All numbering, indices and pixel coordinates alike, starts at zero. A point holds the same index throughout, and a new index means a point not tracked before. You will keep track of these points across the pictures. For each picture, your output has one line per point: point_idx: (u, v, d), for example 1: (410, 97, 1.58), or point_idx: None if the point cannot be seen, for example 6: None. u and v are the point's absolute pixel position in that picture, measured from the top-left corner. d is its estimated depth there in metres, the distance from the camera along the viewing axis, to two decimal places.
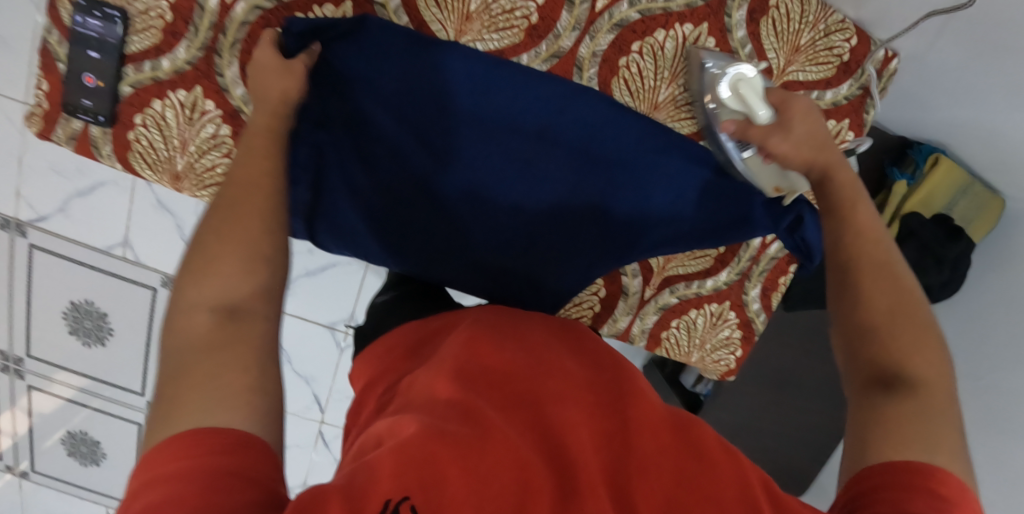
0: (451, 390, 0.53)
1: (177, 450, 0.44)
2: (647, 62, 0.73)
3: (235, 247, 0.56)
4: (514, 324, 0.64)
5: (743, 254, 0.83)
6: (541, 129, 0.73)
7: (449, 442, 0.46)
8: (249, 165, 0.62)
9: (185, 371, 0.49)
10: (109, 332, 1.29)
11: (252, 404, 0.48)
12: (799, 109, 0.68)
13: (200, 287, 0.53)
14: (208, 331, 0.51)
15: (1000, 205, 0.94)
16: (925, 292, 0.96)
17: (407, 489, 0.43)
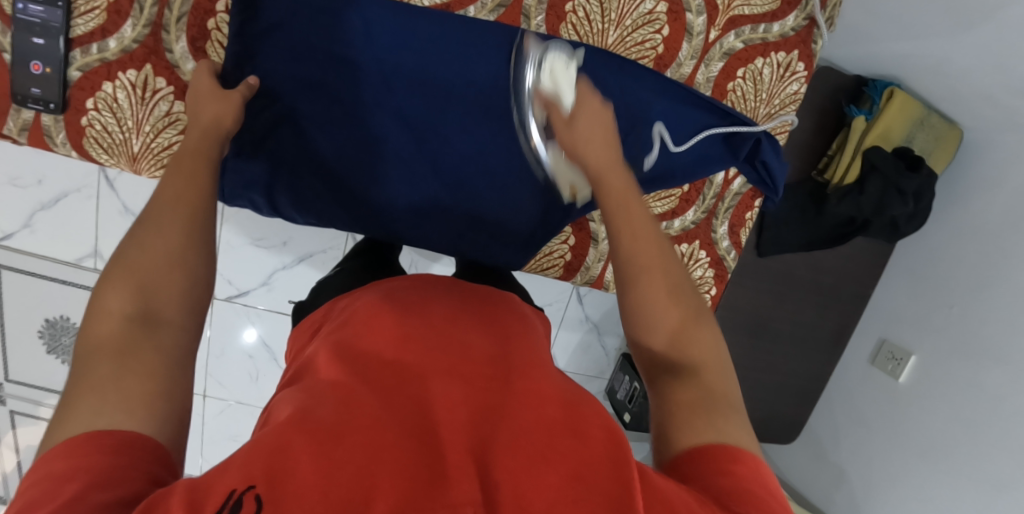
0: (341, 369, 0.50)
1: (71, 451, 0.42)
2: (593, 5, 0.73)
3: (156, 255, 0.51)
4: (428, 292, 0.60)
5: (707, 192, 0.82)
6: (495, 79, 0.75)
7: (308, 430, 0.43)
8: (177, 173, 0.56)
9: (90, 374, 0.45)
10: None
11: (154, 411, 0.45)
12: (589, 109, 0.61)
13: (114, 293, 0.49)
14: (118, 337, 0.47)
15: (957, 136, 0.95)
16: (892, 226, 0.97)
17: (249, 482, 0.39)
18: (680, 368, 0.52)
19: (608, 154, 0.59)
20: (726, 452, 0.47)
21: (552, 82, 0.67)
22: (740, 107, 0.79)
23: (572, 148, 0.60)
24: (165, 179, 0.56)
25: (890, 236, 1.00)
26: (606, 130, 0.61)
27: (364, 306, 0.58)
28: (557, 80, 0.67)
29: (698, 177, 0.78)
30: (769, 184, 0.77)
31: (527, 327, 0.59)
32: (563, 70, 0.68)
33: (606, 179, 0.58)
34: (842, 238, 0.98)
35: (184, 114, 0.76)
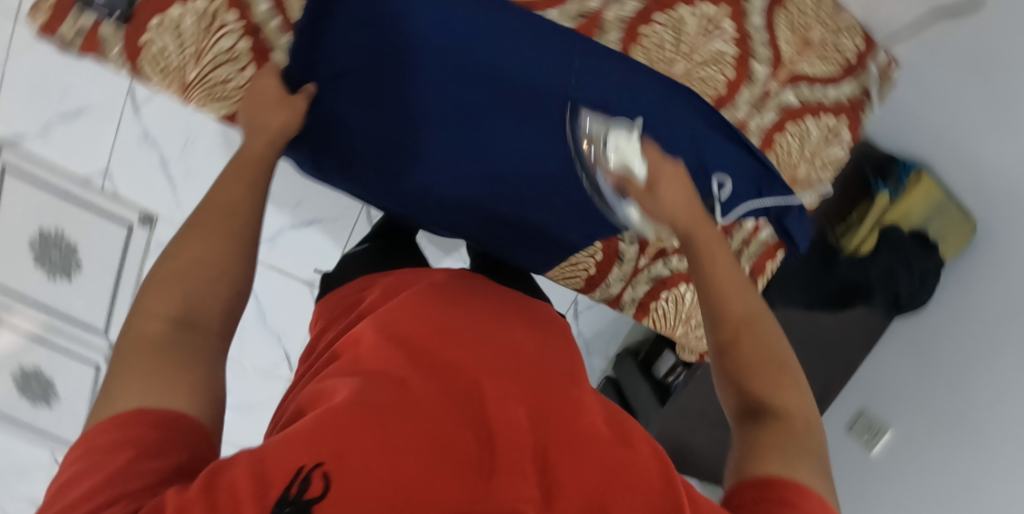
0: (389, 360, 0.56)
1: (118, 424, 0.50)
2: (669, 34, 0.74)
3: (205, 262, 0.61)
4: (459, 301, 0.67)
5: (735, 236, 0.84)
6: (557, 88, 0.75)
7: (371, 412, 0.49)
8: (226, 189, 0.66)
9: (130, 366, 0.53)
10: (77, 268, 1.26)
11: (195, 392, 0.54)
12: (669, 173, 0.70)
13: (158, 295, 0.58)
14: (163, 329, 0.56)
15: (971, 227, 0.95)
16: (895, 300, 1.00)
17: (320, 456, 0.45)
18: (763, 408, 0.55)
19: (691, 213, 0.67)
20: (789, 486, 0.48)
21: (621, 159, 0.73)
22: (782, 161, 0.81)
23: (659, 211, 0.69)
24: (218, 189, 0.66)
25: (891, 309, 1.02)
26: (686, 188, 0.69)
27: (404, 303, 0.65)
28: (624, 156, 0.73)
29: (731, 219, 0.81)
30: (789, 239, 0.83)
31: (554, 342, 0.65)
32: (624, 148, 0.73)
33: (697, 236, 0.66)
34: (845, 303, 1.02)
35: (246, 52, 0.77)
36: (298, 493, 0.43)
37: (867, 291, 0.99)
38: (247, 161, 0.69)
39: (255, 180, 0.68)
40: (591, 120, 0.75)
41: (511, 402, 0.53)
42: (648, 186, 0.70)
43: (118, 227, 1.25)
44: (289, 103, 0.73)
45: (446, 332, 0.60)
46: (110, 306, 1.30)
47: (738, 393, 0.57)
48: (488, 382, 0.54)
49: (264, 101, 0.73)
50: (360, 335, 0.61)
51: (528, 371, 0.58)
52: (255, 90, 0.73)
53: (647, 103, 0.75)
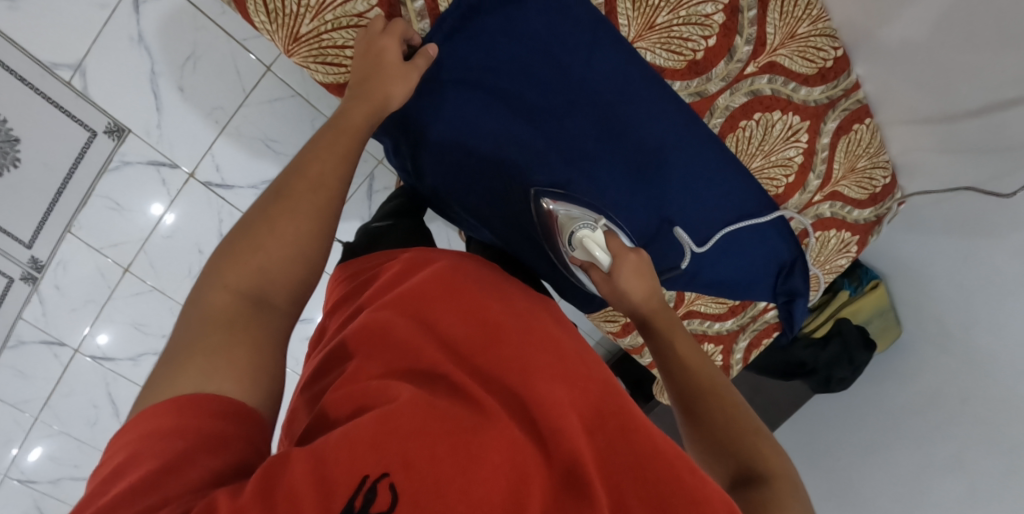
0: (443, 360, 0.57)
1: (177, 410, 0.50)
2: (759, 130, 0.82)
3: (281, 241, 0.60)
4: (502, 287, 0.66)
5: (748, 311, 0.96)
6: (660, 151, 0.80)
7: (433, 417, 0.51)
8: (323, 159, 0.64)
9: (201, 342, 0.54)
10: (13, 164, 1.06)
11: (256, 383, 0.54)
12: (631, 261, 0.73)
13: (233, 267, 0.58)
14: (232, 310, 0.57)
15: (896, 333, 1.14)
16: (825, 382, 1.17)
17: (386, 468, 0.48)
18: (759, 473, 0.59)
19: (650, 299, 0.72)
20: None
21: (585, 250, 0.75)
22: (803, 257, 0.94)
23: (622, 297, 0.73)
24: (309, 161, 0.64)
25: (821, 387, 1.19)
26: (647, 277, 0.73)
27: (450, 283, 0.63)
28: (590, 247, 0.74)
29: (751, 297, 0.93)
30: (790, 322, 0.95)
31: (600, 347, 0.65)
32: (592, 236, 0.75)
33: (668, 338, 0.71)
34: (789, 374, 1.19)
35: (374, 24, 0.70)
36: (362, 504, 0.46)
37: (809, 371, 1.16)
38: (342, 134, 0.66)
39: (348, 157, 0.65)
40: (556, 204, 0.79)
41: (568, 412, 0.54)
42: (609, 274, 0.74)
43: (77, 132, 1.08)
44: (405, 72, 0.68)
45: (499, 331, 0.59)
46: (41, 215, 1.12)
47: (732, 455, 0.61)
48: (544, 388, 0.55)
49: (375, 63, 0.67)
50: (398, 328, 0.60)
51: (584, 377, 0.58)
52: (371, 46, 0.67)
53: (722, 188, 0.84)
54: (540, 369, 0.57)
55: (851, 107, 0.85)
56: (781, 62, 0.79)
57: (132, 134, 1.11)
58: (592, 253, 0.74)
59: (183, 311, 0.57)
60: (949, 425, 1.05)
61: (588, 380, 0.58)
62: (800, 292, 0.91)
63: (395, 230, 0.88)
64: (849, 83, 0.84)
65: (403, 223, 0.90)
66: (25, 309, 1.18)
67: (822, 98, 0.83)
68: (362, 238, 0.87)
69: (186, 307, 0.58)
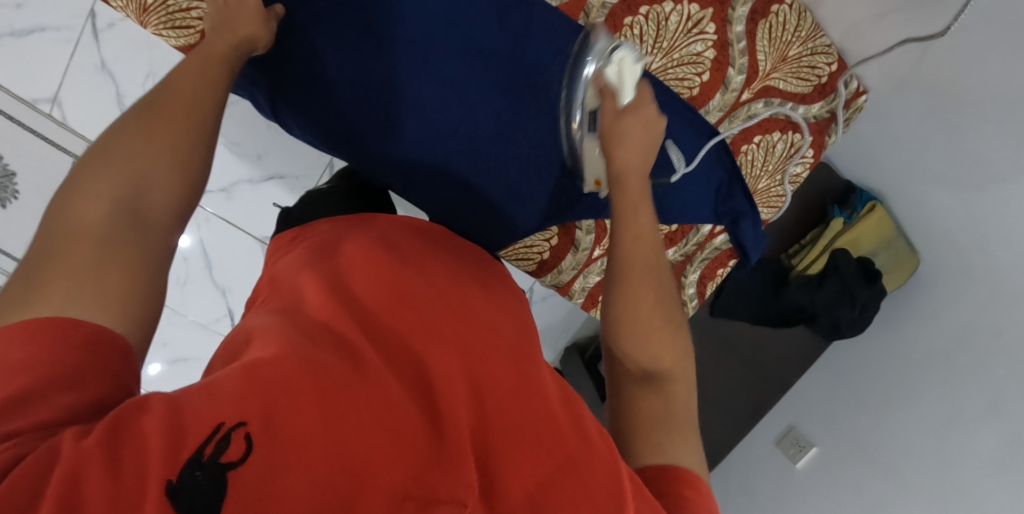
0: (337, 319, 0.51)
1: (28, 335, 0.41)
2: (651, 27, 0.74)
3: (161, 153, 0.52)
4: (419, 256, 0.60)
5: (691, 238, 0.85)
6: (533, 66, 0.73)
7: (310, 370, 0.44)
8: (184, 78, 0.57)
9: (64, 257, 0.45)
10: (12, 197, 1.19)
11: (126, 309, 0.46)
12: (643, 115, 0.64)
13: (105, 177, 0.49)
14: (101, 222, 0.47)
15: (914, 264, 0.99)
16: (834, 328, 1.03)
17: (245, 415, 0.40)
18: (653, 377, 0.59)
19: (636, 158, 0.63)
20: (682, 474, 0.54)
21: (617, 74, 0.65)
22: (746, 169, 0.83)
23: (612, 138, 0.63)
24: (176, 81, 0.57)
25: (829, 334, 1.05)
26: (647, 139, 0.64)
27: (362, 246, 0.59)
28: (625, 73, 0.65)
29: (687, 220, 0.82)
30: (742, 250, 0.83)
31: (518, 322, 0.61)
32: (632, 61, 0.66)
33: (627, 176, 0.63)
34: (788, 322, 1.07)
35: None
36: (213, 453, 0.38)
37: (810, 317, 1.03)
38: (211, 60, 0.60)
39: (221, 81, 0.59)
40: (593, 55, 0.70)
41: (461, 379, 0.50)
42: (619, 112, 0.64)
43: (62, 158, 1.19)
44: (263, 17, 0.65)
45: (408, 293, 0.54)
46: None
47: (634, 351, 0.59)
48: (438, 354, 0.50)
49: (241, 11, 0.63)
50: (300, 286, 0.55)
51: (491, 345, 0.54)
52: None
53: None
54: (443, 333, 0.52)
55: None
56: None
57: None
58: (624, 84, 0.65)
59: (41, 226, 0.47)
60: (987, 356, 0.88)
61: (495, 347, 0.54)
62: (746, 208, 0.80)
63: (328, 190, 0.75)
64: None
65: None
66: None
67: None
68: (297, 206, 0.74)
69: (47, 220, 0.48)
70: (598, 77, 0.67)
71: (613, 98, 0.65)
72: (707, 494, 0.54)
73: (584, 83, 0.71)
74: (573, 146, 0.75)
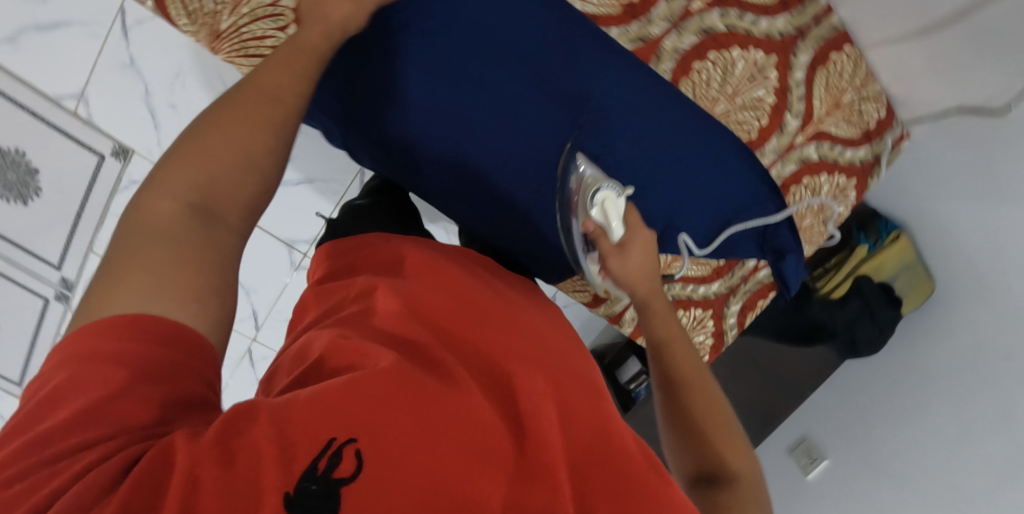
0: (421, 338, 0.57)
1: (120, 333, 0.44)
2: (718, 72, 0.75)
3: (238, 151, 0.52)
4: (484, 287, 0.67)
5: (736, 271, 0.89)
6: (608, 107, 0.76)
7: (408, 385, 0.49)
8: (273, 73, 0.56)
9: (144, 253, 0.47)
10: (36, 194, 1.16)
11: (202, 305, 0.47)
12: (641, 238, 0.77)
13: (183, 175, 0.50)
14: (176, 220, 0.49)
15: (931, 287, 1.03)
16: (852, 345, 1.08)
17: (354, 432, 0.45)
18: (718, 472, 0.65)
19: (646, 278, 0.77)
20: None
21: (603, 213, 0.74)
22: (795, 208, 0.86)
23: (624, 271, 0.76)
24: (259, 75, 0.56)
25: (846, 352, 1.09)
26: (651, 255, 0.78)
27: (436, 278, 0.65)
28: (610, 210, 0.74)
29: (735, 255, 0.87)
30: (784, 282, 0.88)
31: (573, 345, 0.68)
32: (615, 202, 0.74)
33: (653, 300, 0.78)
34: (809, 339, 1.11)
35: (288, 10, 0.68)
36: (326, 467, 0.43)
37: (831, 334, 1.07)
38: (298, 53, 0.58)
39: (307, 76, 0.57)
40: (585, 165, 0.76)
41: (533, 392, 0.55)
42: (622, 245, 0.76)
43: (87, 157, 1.16)
44: None
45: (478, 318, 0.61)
46: (65, 234, 1.21)
47: (694, 453, 0.68)
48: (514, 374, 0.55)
49: None
50: (376, 310, 0.60)
51: (549, 364, 0.60)
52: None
53: (688, 137, 0.79)
54: (512, 357, 0.58)
55: (825, 35, 0.77)
56: None
57: (136, 153, 1.19)
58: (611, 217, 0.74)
59: (122, 217, 0.49)
60: (995, 378, 0.94)
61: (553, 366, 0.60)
62: (791, 245, 0.86)
63: (373, 211, 0.85)
64: (818, 9, 0.76)
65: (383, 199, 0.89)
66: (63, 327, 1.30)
67: (787, 28, 0.76)
68: (342, 218, 0.84)
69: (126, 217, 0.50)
70: (582, 218, 0.75)
71: (608, 229, 0.75)
72: None
73: (575, 217, 0.76)
74: (572, 250, 0.79)
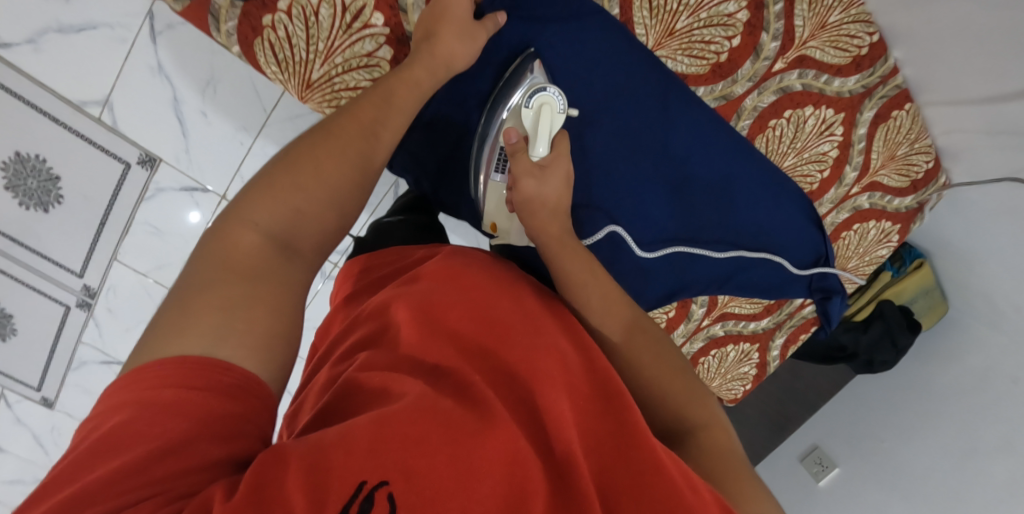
0: (450, 355, 0.51)
1: (181, 378, 0.43)
2: (790, 128, 0.79)
3: (321, 184, 0.54)
4: (510, 285, 0.58)
5: (785, 308, 0.93)
6: (686, 159, 0.78)
7: (438, 419, 0.44)
8: (364, 108, 0.58)
9: (218, 286, 0.48)
10: (57, 201, 1.03)
11: (271, 350, 0.47)
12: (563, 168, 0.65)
13: (265, 203, 0.52)
14: (254, 250, 0.50)
15: (944, 309, 1.11)
16: (868, 365, 1.16)
17: (386, 475, 0.40)
18: (684, 430, 0.57)
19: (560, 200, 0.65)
20: None
21: (536, 115, 0.65)
22: (841, 251, 0.91)
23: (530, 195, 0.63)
24: (356, 106, 0.58)
25: (862, 369, 1.18)
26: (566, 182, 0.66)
27: (456, 273, 0.57)
28: (541, 117, 0.65)
29: (784, 295, 0.88)
30: (825, 317, 0.91)
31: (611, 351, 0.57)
32: (553, 109, 0.66)
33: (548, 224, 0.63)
34: (829, 359, 1.18)
35: (384, 61, 0.71)
36: None
37: (851, 355, 1.15)
38: (401, 88, 0.61)
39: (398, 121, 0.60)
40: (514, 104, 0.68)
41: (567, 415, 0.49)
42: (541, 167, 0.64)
43: (111, 165, 1.03)
44: (469, 34, 0.64)
45: (506, 329, 0.53)
46: (89, 244, 1.10)
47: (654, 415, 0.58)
48: (548, 394, 0.49)
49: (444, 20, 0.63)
50: (393, 318, 0.54)
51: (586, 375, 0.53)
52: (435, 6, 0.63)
53: (756, 184, 0.80)
54: (545, 371, 0.50)
55: (890, 94, 0.80)
56: (812, 54, 0.75)
57: (164, 162, 1.06)
58: (538, 132, 0.65)
59: (200, 244, 0.50)
60: (999, 405, 1.03)
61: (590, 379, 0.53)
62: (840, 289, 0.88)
63: (406, 226, 0.75)
64: (886, 69, 0.79)
65: (413, 220, 0.77)
66: (84, 332, 1.21)
67: (857, 87, 0.78)
68: (367, 235, 0.75)
69: (203, 240, 0.51)
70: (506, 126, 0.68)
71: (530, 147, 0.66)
72: None
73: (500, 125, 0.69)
74: (476, 197, 0.73)
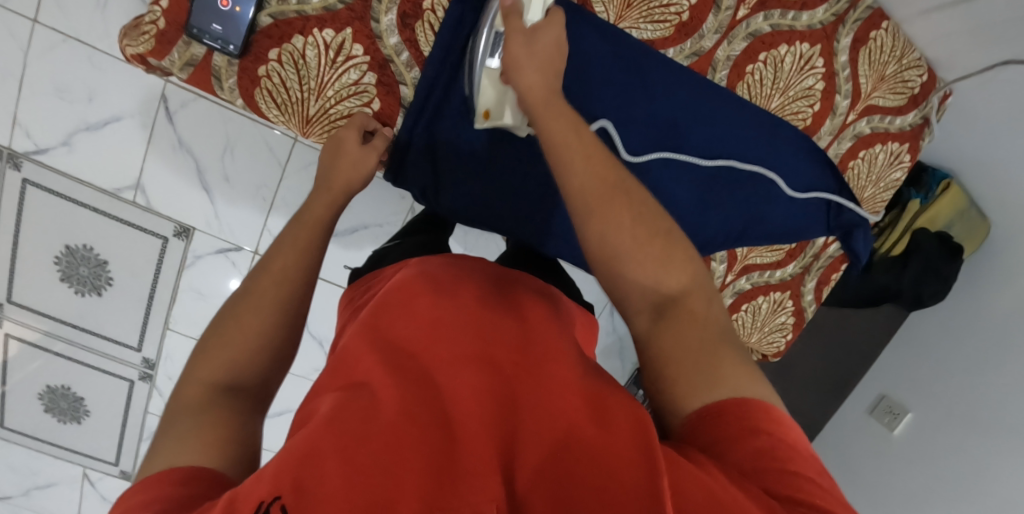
0: (370, 366, 0.49)
1: (149, 485, 0.45)
2: (769, 71, 0.80)
3: (252, 325, 0.58)
4: (446, 279, 0.57)
5: (809, 250, 0.92)
6: (674, 121, 0.80)
7: (336, 429, 0.43)
8: (283, 252, 0.63)
9: (169, 429, 0.50)
10: (108, 283, 1.11)
11: (223, 454, 0.49)
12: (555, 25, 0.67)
13: (205, 363, 0.55)
14: (198, 397, 0.53)
15: (988, 227, 1.09)
16: (916, 300, 1.13)
17: (279, 490, 0.40)
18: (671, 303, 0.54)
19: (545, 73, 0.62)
20: (750, 408, 0.48)
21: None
22: (853, 183, 0.89)
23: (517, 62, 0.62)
24: (277, 249, 0.63)
25: (912, 306, 1.15)
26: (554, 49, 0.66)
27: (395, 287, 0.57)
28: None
29: (805, 237, 0.89)
30: (853, 255, 0.92)
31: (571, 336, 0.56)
32: None
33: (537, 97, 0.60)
34: (873, 302, 1.13)
35: (372, 86, 0.75)
36: None
37: (895, 295, 1.11)
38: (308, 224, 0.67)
39: (310, 246, 0.64)
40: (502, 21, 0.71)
41: (474, 397, 0.47)
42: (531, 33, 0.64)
43: (150, 241, 1.09)
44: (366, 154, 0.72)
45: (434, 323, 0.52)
46: (141, 318, 1.17)
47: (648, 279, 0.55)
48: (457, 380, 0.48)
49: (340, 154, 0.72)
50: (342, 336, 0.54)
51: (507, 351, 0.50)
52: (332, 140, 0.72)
53: (752, 130, 0.81)
54: (453, 356, 0.49)
55: (863, 16, 0.81)
56: None
57: (197, 230, 1.10)
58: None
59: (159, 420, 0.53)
60: None
61: (516, 354, 0.50)
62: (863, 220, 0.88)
63: (402, 246, 0.81)
64: None
65: (409, 240, 0.83)
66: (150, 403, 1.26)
67: (827, 17, 0.79)
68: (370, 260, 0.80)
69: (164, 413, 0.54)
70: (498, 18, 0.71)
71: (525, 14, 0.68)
72: (780, 423, 0.48)
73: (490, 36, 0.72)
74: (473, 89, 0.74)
